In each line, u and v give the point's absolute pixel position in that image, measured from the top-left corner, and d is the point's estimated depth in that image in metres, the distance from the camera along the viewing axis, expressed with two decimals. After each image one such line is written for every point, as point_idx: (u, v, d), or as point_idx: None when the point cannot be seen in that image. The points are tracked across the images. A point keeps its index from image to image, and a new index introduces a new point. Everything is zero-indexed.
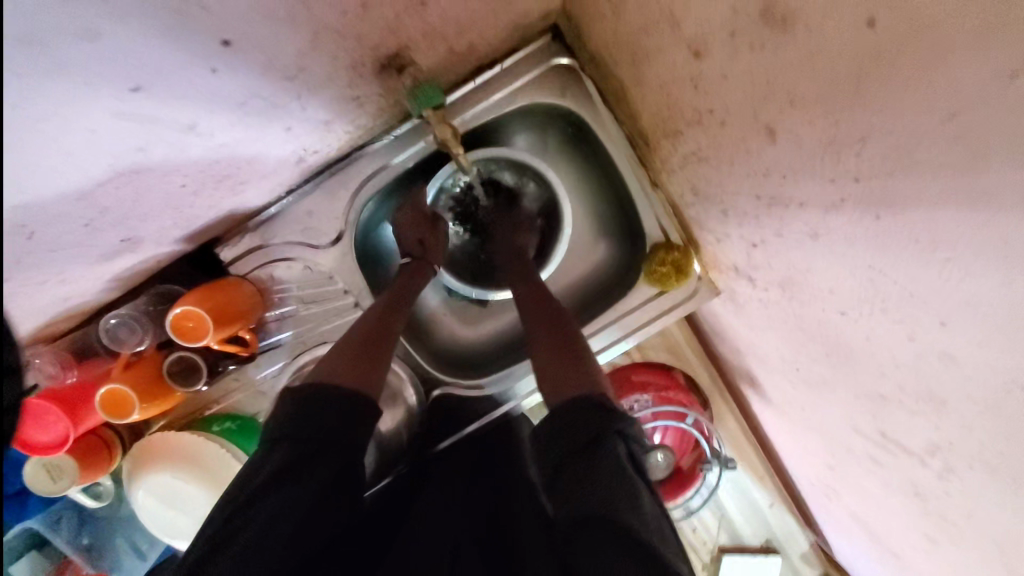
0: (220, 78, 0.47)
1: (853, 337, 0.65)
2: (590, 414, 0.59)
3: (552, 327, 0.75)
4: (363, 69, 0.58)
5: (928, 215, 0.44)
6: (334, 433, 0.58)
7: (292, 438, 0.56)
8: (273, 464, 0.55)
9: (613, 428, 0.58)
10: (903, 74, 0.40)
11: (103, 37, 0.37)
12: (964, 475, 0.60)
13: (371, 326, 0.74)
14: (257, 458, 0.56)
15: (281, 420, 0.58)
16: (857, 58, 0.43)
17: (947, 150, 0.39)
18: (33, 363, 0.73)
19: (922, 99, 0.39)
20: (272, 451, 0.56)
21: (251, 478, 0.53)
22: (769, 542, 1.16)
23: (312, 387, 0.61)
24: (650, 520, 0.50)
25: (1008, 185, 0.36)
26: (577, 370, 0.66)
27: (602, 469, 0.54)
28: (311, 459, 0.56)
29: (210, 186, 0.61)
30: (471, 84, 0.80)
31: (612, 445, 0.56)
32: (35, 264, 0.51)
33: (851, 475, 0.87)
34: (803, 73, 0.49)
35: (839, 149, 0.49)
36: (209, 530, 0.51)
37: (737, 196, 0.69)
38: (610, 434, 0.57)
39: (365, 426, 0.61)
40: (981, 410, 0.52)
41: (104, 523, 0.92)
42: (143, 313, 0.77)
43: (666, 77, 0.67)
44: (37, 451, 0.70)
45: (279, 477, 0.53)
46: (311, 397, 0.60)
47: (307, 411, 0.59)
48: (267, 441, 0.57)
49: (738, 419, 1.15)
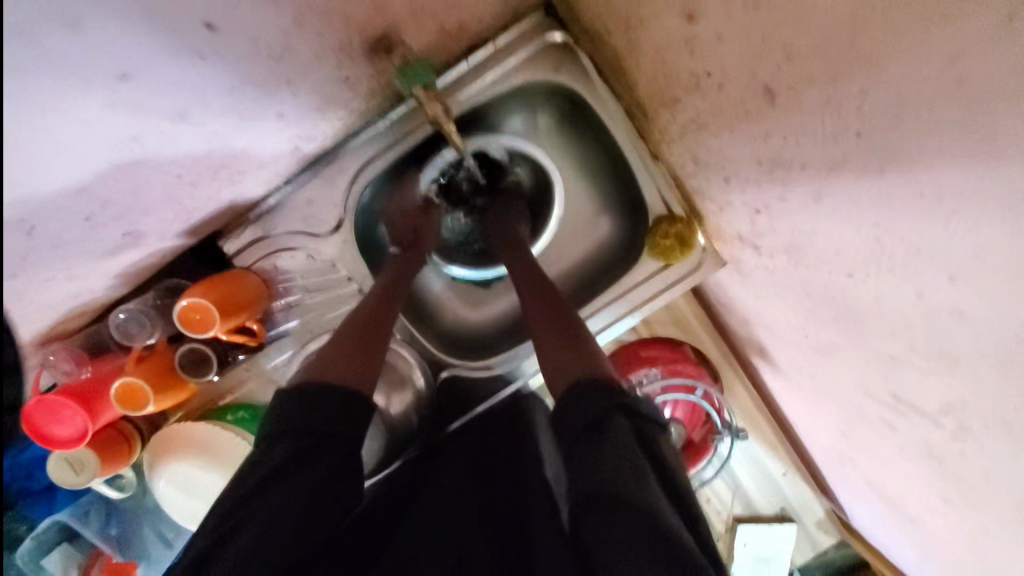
0: (211, 66, 0.47)
1: (861, 299, 0.64)
2: (591, 394, 0.58)
3: (548, 308, 0.74)
4: (351, 49, 0.57)
5: (934, 165, 0.43)
6: (338, 422, 0.58)
7: (293, 431, 0.56)
8: (277, 456, 0.54)
9: (616, 406, 0.56)
10: (903, 19, 0.38)
11: (83, 25, 0.37)
12: (978, 432, 0.60)
13: (370, 315, 0.73)
14: (259, 452, 0.55)
15: (283, 414, 0.57)
16: (854, 7, 0.41)
17: (949, 95, 0.38)
18: (49, 361, 0.74)
19: (923, 43, 0.38)
20: (274, 444, 0.55)
21: (254, 474, 0.53)
22: (784, 511, 1.17)
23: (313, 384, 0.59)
24: (656, 495, 0.50)
25: (1012, 127, 0.35)
26: (573, 347, 0.66)
27: (608, 448, 0.52)
28: (317, 450, 0.55)
29: (207, 176, 0.61)
30: (463, 65, 0.79)
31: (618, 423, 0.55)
32: (41, 259, 0.52)
33: (863, 438, 0.87)
34: (798, 27, 0.47)
35: (840, 102, 0.48)
36: (216, 524, 0.50)
37: (738, 162, 0.67)
38: (614, 412, 0.56)
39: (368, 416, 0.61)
40: (992, 364, 0.51)
41: (130, 514, 0.94)
42: (152, 307, 0.78)
43: (660, 43, 0.66)
44: (58, 446, 0.72)
45: (284, 470, 0.53)
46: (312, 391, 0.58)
47: (310, 402, 0.58)
48: (266, 438, 0.56)
49: (747, 389, 1.14)
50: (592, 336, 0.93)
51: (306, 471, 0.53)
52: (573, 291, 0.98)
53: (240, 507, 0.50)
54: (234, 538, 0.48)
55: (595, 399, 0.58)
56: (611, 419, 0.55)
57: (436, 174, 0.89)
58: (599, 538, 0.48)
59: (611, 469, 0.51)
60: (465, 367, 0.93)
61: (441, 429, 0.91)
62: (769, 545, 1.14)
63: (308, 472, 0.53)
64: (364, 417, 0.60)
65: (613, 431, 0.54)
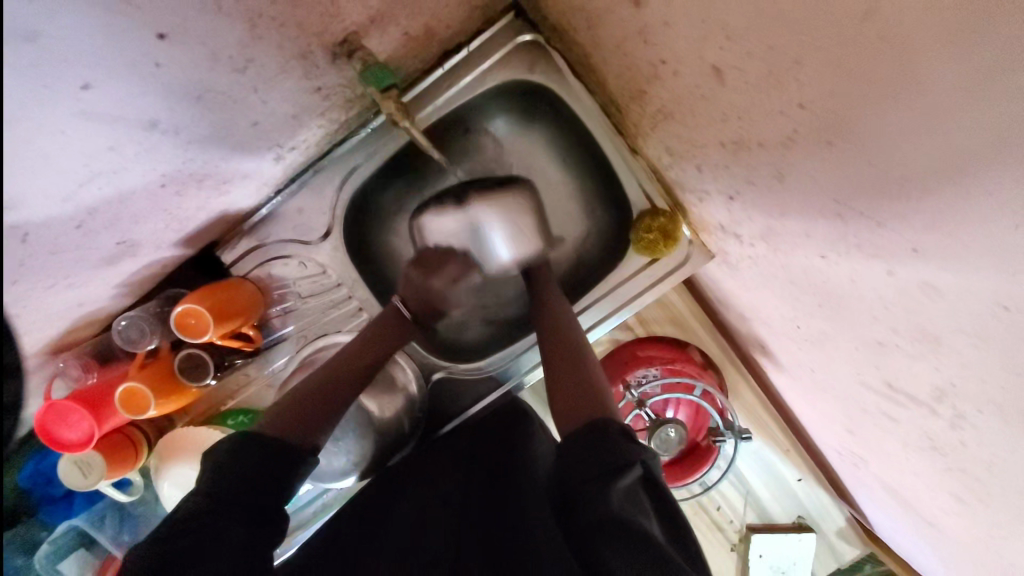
0: (167, 72, 0.50)
1: (838, 282, 0.63)
2: (606, 438, 0.57)
3: (567, 357, 0.74)
4: (314, 58, 0.62)
5: (876, 120, 0.44)
6: (274, 470, 0.58)
7: (244, 469, 0.55)
8: (219, 491, 0.53)
9: (635, 452, 0.56)
10: None
11: (41, 37, 0.38)
12: (973, 417, 0.56)
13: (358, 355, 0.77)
14: (207, 488, 0.53)
15: (234, 452, 0.57)
16: None
17: (872, 50, 0.40)
18: (60, 368, 0.77)
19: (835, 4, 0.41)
20: (219, 479, 0.54)
21: (191, 516, 0.51)
22: (802, 520, 1.10)
23: (259, 439, 0.59)
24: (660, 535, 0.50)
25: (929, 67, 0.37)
26: (595, 401, 0.66)
27: (623, 491, 0.52)
28: (252, 497, 0.54)
29: (192, 187, 0.66)
30: (438, 71, 0.82)
31: (628, 462, 0.55)
32: (38, 268, 0.56)
33: (869, 434, 0.81)
34: (731, 3, 0.50)
35: (780, 73, 0.50)
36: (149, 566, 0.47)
37: (705, 147, 0.70)
38: (632, 458, 0.55)
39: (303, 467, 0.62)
40: (974, 340, 0.49)
41: (142, 518, 0.96)
42: (153, 314, 0.82)
43: (619, 35, 0.69)
44: (67, 448, 0.76)
45: (219, 512, 0.51)
46: (255, 445, 0.59)
47: (257, 444, 0.59)
48: (209, 483, 0.54)
49: (751, 387, 1.08)
50: None
51: (236, 515, 0.52)
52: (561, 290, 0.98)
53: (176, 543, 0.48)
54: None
55: (606, 440, 0.57)
56: (627, 463, 0.54)
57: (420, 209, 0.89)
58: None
59: (622, 510, 0.50)
60: (458, 370, 0.95)
61: (435, 431, 0.95)
62: (787, 554, 1.07)
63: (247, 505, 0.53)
64: (291, 466, 0.60)
65: (629, 474, 0.53)
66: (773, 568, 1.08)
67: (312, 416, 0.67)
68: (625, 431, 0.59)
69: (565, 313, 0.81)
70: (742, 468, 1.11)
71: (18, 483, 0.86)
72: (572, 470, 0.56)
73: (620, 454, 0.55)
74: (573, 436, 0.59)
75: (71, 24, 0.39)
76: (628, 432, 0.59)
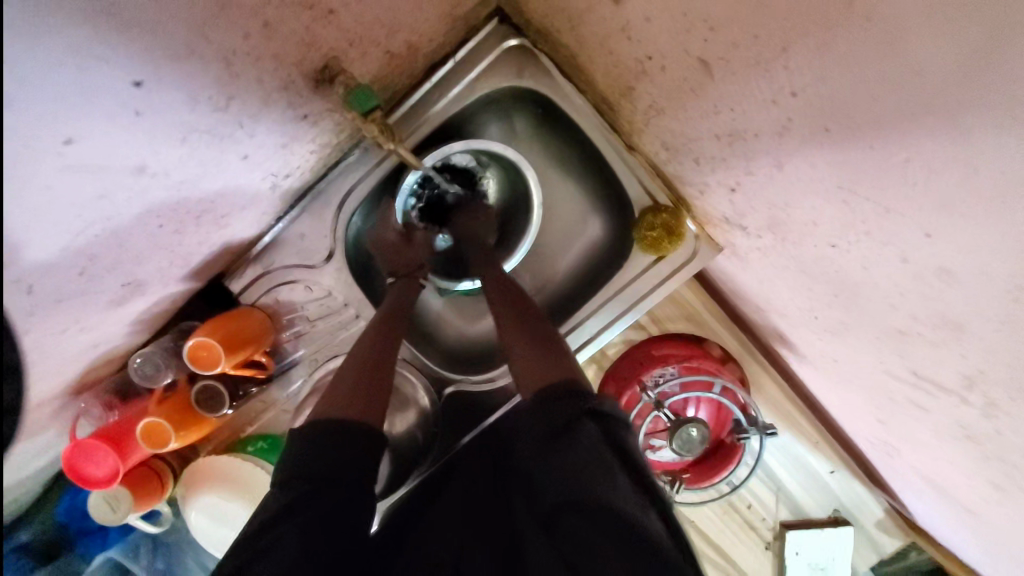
0: (147, 118, 0.50)
1: (851, 271, 0.60)
2: (558, 404, 0.60)
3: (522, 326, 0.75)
4: (296, 87, 0.63)
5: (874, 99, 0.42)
6: (344, 453, 0.59)
7: (308, 467, 0.57)
8: (284, 496, 0.56)
9: (580, 409, 0.59)
10: None
11: (17, 103, 0.39)
12: (1006, 403, 0.53)
13: (372, 350, 0.75)
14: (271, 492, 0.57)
15: (298, 452, 0.59)
16: None
17: (864, 32, 0.39)
18: (82, 408, 0.79)
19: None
20: (284, 482, 0.57)
21: (266, 513, 0.55)
22: (837, 513, 1.06)
23: (320, 424, 0.62)
24: (624, 490, 0.52)
25: (923, 40, 0.36)
26: (550, 366, 0.67)
27: (576, 452, 0.54)
28: (324, 489, 0.56)
29: (191, 224, 0.67)
30: (426, 84, 0.80)
31: (581, 424, 0.57)
32: (47, 316, 0.57)
33: (898, 423, 0.77)
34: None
35: (769, 60, 0.49)
36: (236, 562, 0.52)
37: (700, 141, 0.68)
38: (578, 416, 0.58)
39: (381, 445, 0.63)
40: (997, 324, 0.46)
41: (176, 546, 0.99)
42: (167, 350, 0.83)
43: (602, 35, 0.68)
44: (96, 485, 0.78)
45: (292, 510, 0.54)
46: (318, 430, 0.61)
47: (320, 437, 0.60)
48: (281, 478, 0.58)
49: (777, 383, 1.04)
50: (588, 341, 0.90)
51: (312, 511, 0.54)
52: (568, 294, 0.96)
53: (257, 540, 0.53)
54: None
55: (561, 404, 0.60)
56: (576, 423, 0.57)
57: (411, 200, 0.89)
58: (584, 533, 0.50)
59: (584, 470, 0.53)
60: (469, 382, 0.94)
61: (452, 446, 0.93)
62: (825, 549, 1.03)
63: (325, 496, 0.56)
64: (368, 447, 0.61)
65: (576, 436, 0.56)
66: (812, 566, 1.04)
67: (346, 397, 0.67)
68: (577, 388, 0.61)
69: (508, 284, 0.81)
70: (771, 463, 1.06)
71: (55, 518, 0.88)
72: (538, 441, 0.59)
73: (574, 416, 0.58)
74: (530, 405, 0.62)
75: (41, 86, 0.40)
76: (583, 390, 0.61)
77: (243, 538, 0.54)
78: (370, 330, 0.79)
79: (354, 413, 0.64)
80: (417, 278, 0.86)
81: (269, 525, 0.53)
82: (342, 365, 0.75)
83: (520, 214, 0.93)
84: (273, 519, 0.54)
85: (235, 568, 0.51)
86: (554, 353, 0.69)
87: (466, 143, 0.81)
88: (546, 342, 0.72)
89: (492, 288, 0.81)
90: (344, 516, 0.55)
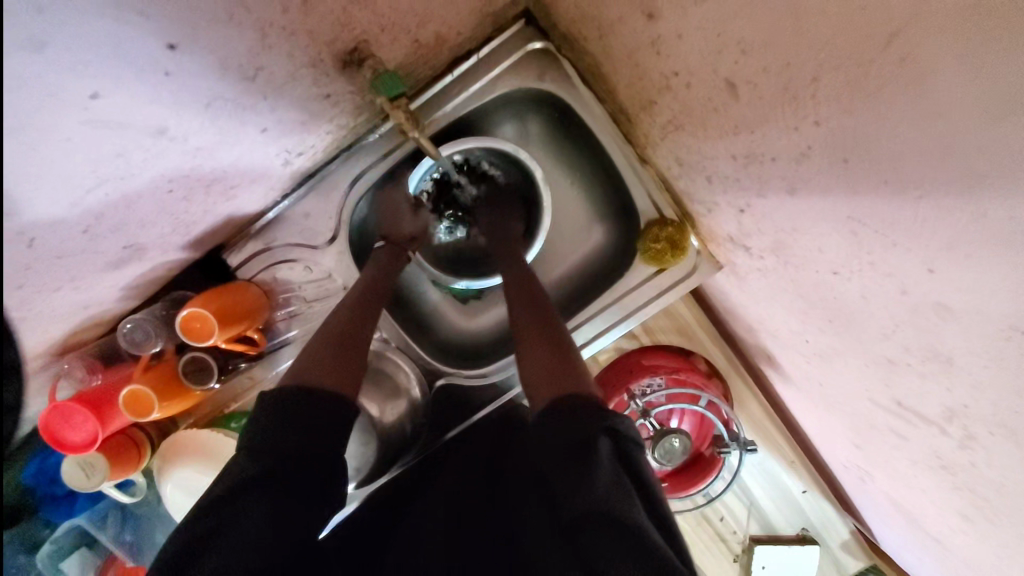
0: (175, 82, 0.50)
1: (849, 299, 0.62)
2: (575, 417, 0.56)
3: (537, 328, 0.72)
4: (324, 66, 0.63)
5: (893, 134, 0.44)
6: (308, 426, 0.58)
7: (273, 445, 0.55)
8: (249, 471, 0.53)
9: (598, 426, 0.55)
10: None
11: (48, 48, 0.39)
12: (984, 438, 0.55)
13: (348, 323, 0.74)
14: (236, 463, 0.55)
15: (265, 425, 0.57)
16: None
17: (897, 71, 0.40)
18: (64, 369, 0.77)
19: (856, 18, 0.41)
20: (251, 456, 0.55)
21: (230, 482, 0.53)
22: (806, 532, 1.06)
23: (296, 390, 0.61)
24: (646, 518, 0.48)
25: (953, 90, 0.37)
26: (565, 375, 0.64)
27: (596, 474, 0.50)
28: (290, 463, 0.55)
29: (200, 192, 0.66)
30: (448, 78, 0.79)
31: (601, 445, 0.53)
32: (45, 271, 0.56)
33: (875, 449, 0.79)
34: (746, 19, 0.51)
35: (796, 90, 0.51)
36: (194, 530, 0.50)
37: (716, 160, 0.70)
38: (598, 432, 0.54)
39: (345, 421, 0.62)
40: (987, 362, 0.48)
41: (146, 520, 0.94)
42: (157, 317, 0.81)
43: (631, 46, 0.70)
44: (73, 450, 0.75)
45: (263, 480, 0.53)
46: (293, 397, 0.60)
47: (286, 415, 0.58)
48: (249, 445, 0.56)
49: (759, 400, 1.05)
50: (582, 345, 0.91)
51: (282, 483, 0.54)
52: (567, 299, 0.96)
53: (217, 510, 0.51)
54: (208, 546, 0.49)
55: (577, 419, 0.56)
56: (594, 439, 0.53)
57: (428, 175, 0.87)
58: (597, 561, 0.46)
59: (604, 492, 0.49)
60: (460, 377, 0.94)
61: (439, 438, 0.93)
62: (791, 563, 1.04)
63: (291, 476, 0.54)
64: (333, 414, 0.61)
65: (597, 452, 0.52)
66: None
67: (325, 367, 0.66)
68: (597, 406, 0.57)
69: (533, 291, 0.78)
70: (746, 478, 1.07)
71: (20, 481, 0.85)
72: (550, 455, 0.55)
73: (590, 435, 0.54)
74: (543, 414, 0.59)
75: (78, 34, 0.39)
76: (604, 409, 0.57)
77: (202, 504, 0.52)
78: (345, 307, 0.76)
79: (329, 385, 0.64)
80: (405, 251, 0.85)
81: (232, 496, 0.51)
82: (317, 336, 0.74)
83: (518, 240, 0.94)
84: (238, 488, 0.52)
85: (194, 535, 0.50)
86: (572, 363, 0.66)
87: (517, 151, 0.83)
88: (562, 349, 0.69)
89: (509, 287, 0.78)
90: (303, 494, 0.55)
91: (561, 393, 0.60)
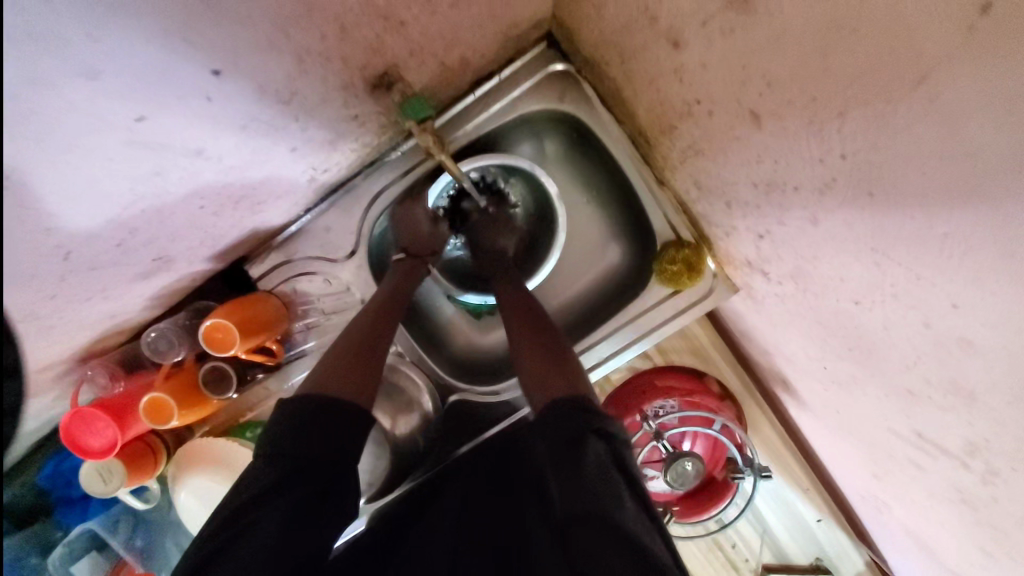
0: (217, 105, 0.53)
1: (870, 328, 0.62)
2: (570, 418, 0.60)
3: (535, 334, 0.76)
4: (355, 89, 0.65)
5: (919, 169, 0.44)
6: (319, 435, 0.59)
7: (283, 454, 0.56)
8: (261, 481, 0.55)
9: (590, 425, 0.59)
10: (861, 34, 0.43)
11: (100, 74, 0.41)
12: (1007, 475, 0.54)
13: (363, 331, 0.75)
14: (249, 473, 0.56)
15: (275, 432, 0.58)
16: (819, 28, 0.46)
17: (924, 111, 0.41)
18: (88, 375, 0.79)
19: (883, 57, 0.42)
20: (263, 465, 0.56)
21: (243, 495, 0.53)
22: (819, 562, 1.04)
23: (310, 400, 0.61)
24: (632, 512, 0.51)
25: (982, 129, 0.38)
26: (562, 380, 0.67)
27: (587, 471, 0.54)
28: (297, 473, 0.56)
29: (229, 207, 0.68)
30: (470, 97, 0.81)
31: (594, 445, 0.57)
32: (80, 281, 0.57)
33: (893, 480, 0.78)
34: (771, 52, 0.52)
35: (821, 121, 0.52)
36: (203, 547, 0.51)
37: (736, 186, 0.71)
38: (590, 432, 0.58)
39: (363, 432, 0.62)
40: (1010, 398, 0.48)
41: (155, 526, 0.95)
42: (180, 327, 0.83)
43: (653, 73, 0.71)
44: (92, 455, 0.76)
45: (273, 489, 0.54)
46: (308, 406, 0.60)
47: (295, 424, 0.59)
48: (259, 457, 0.57)
49: (774, 425, 1.04)
50: (596, 363, 0.91)
51: (293, 494, 0.54)
52: (580, 318, 0.97)
53: (228, 524, 0.52)
54: (218, 561, 0.50)
55: (572, 420, 0.59)
56: (587, 439, 0.57)
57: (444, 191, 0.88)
58: (588, 555, 0.48)
59: (594, 489, 0.52)
60: (473, 394, 0.94)
61: (449, 455, 0.93)
62: None
63: (300, 486, 0.55)
64: (350, 424, 0.61)
65: (588, 450, 0.56)
66: None
67: (340, 374, 0.67)
68: (589, 406, 0.61)
69: (529, 300, 0.81)
70: (758, 503, 1.06)
71: (36, 482, 0.86)
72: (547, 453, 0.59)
73: (585, 435, 0.58)
74: (539, 416, 0.63)
75: (127, 61, 0.42)
76: (597, 410, 0.61)
77: (213, 520, 0.53)
78: (364, 314, 0.77)
79: (344, 393, 0.64)
80: (425, 262, 0.85)
81: (242, 509, 0.52)
82: (332, 347, 0.74)
83: (533, 255, 0.93)
84: (247, 501, 0.53)
85: (209, 551, 0.50)
86: (569, 370, 0.69)
87: (532, 164, 0.84)
88: (558, 355, 0.72)
89: (510, 296, 0.82)
90: (312, 506, 0.55)
91: (559, 395, 0.64)
